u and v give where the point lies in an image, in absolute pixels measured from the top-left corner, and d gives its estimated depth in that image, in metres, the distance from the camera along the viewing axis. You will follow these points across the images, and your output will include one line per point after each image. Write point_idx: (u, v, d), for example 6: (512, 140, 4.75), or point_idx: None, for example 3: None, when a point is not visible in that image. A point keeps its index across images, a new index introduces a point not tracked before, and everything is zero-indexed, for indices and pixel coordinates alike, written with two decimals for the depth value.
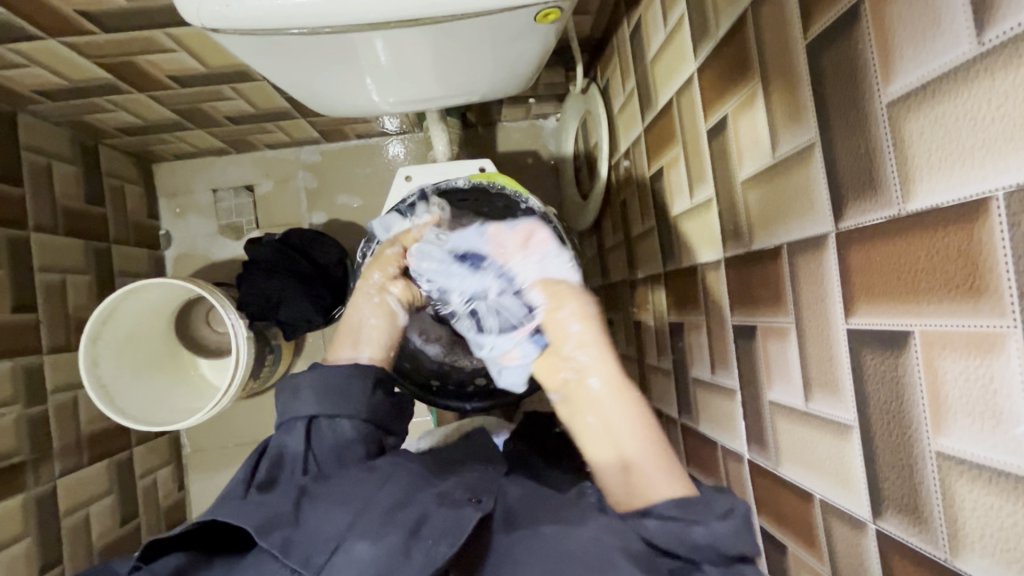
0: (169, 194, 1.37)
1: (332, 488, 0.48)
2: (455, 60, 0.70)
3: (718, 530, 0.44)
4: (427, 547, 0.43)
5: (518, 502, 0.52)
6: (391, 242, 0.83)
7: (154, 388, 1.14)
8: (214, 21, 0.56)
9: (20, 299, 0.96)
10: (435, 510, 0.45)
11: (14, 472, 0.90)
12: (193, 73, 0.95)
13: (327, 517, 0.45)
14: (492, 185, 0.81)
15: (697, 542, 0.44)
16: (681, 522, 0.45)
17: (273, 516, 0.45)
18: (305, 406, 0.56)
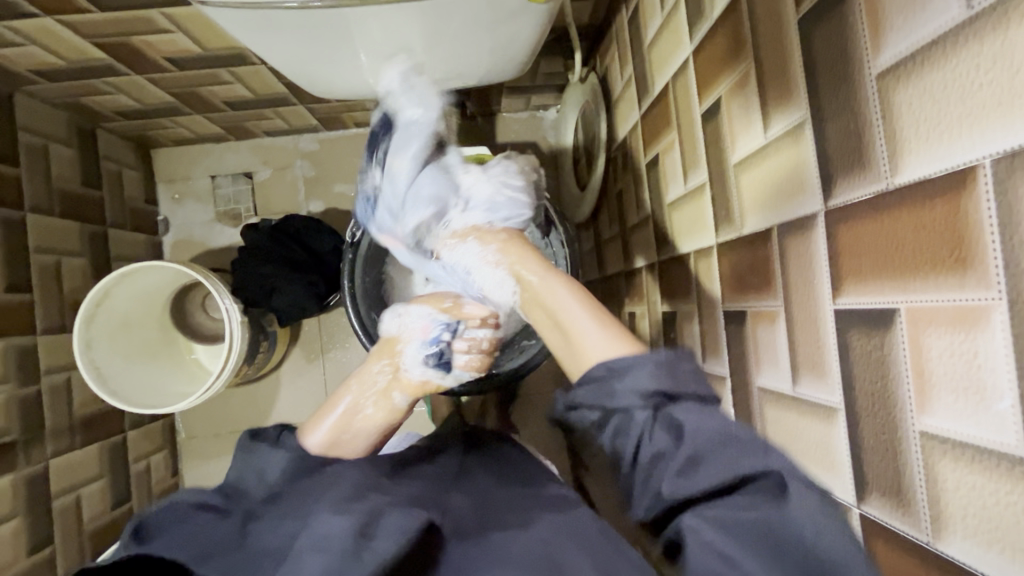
0: (167, 180, 1.37)
1: (277, 507, 0.50)
2: (449, 41, 0.69)
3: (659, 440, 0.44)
4: (377, 547, 0.42)
5: (468, 511, 0.52)
6: None
7: (148, 373, 1.14)
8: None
9: (15, 279, 0.96)
10: (382, 512, 0.45)
11: (5, 451, 0.91)
12: (191, 55, 0.95)
13: (273, 530, 0.47)
14: None
15: (622, 392, 0.47)
16: (606, 379, 0.48)
17: (210, 547, 0.46)
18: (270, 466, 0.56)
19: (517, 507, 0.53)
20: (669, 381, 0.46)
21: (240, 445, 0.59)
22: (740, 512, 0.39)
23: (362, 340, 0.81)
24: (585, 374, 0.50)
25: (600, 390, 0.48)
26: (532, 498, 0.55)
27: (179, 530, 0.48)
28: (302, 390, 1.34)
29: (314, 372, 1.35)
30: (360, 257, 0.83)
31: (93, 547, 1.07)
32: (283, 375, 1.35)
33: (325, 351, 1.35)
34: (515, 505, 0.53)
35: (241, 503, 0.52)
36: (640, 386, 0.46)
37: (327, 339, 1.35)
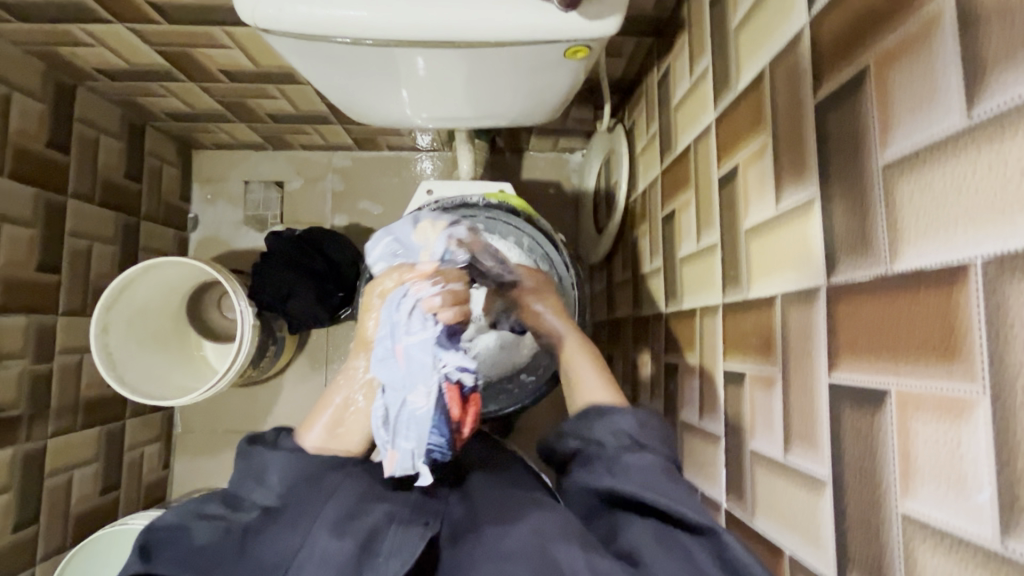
0: (203, 180, 1.43)
1: (279, 518, 0.49)
2: (486, 84, 0.73)
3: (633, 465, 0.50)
4: (382, 563, 0.46)
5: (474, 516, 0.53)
6: None
7: (157, 363, 1.16)
8: (272, 27, 0.59)
9: (47, 259, 1.00)
10: (388, 526, 0.48)
11: (9, 425, 0.93)
12: (244, 69, 1.01)
13: (276, 546, 0.47)
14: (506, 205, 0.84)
15: (599, 431, 0.55)
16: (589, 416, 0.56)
17: (213, 563, 0.46)
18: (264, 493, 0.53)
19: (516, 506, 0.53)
20: (639, 432, 0.53)
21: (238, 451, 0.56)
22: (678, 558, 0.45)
23: None
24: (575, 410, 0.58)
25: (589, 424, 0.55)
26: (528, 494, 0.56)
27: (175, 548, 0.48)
28: (302, 397, 1.36)
29: (316, 382, 1.36)
30: (377, 276, 0.85)
31: (76, 531, 1.07)
32: (286, 381, 1.36)
33: (330, 362, 1.37)
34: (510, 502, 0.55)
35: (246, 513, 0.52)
36: (616, 427, 0.54)
37: (333, 350, 1.37)
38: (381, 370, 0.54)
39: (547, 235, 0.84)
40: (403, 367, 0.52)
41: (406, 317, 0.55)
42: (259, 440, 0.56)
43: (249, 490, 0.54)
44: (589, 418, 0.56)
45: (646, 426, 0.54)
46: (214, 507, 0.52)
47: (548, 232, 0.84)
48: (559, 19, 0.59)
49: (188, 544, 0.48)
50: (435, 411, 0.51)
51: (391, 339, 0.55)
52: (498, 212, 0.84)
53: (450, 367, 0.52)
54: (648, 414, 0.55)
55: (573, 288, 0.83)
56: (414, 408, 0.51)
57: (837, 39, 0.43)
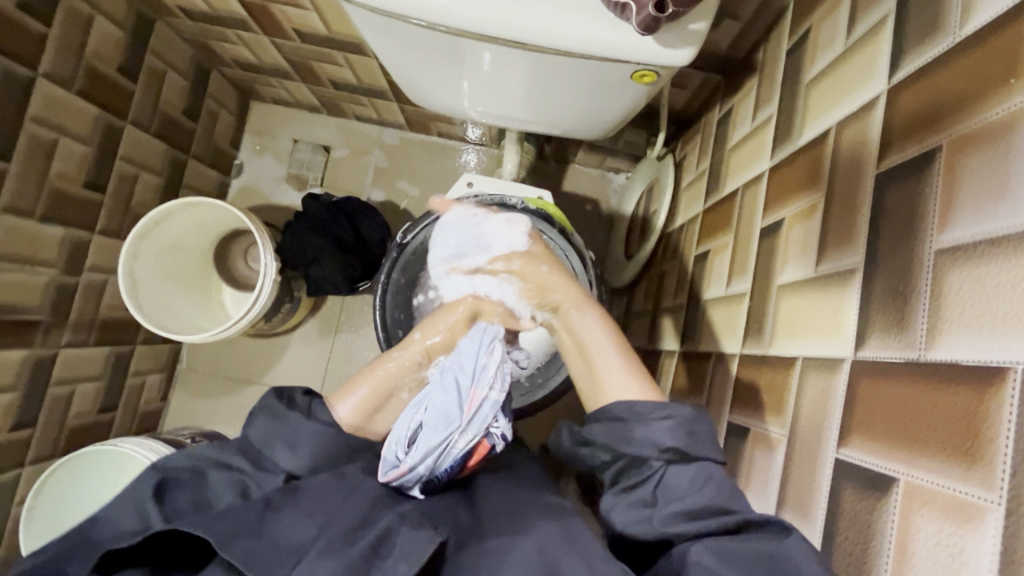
0: (255, 131, 1.47)
1: (301, 500, 0.51)
2: (547, 90, 0.73)
3: (679, 482, 0.48)
4: (390, 565, 0.45)
5: (479, 523, 0.54)
6: (432, 235, 0.86)
7: (177, 298, 1.20)
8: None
9: (96, 179, 1.03)
10: (398, 528, 0.48)
11: (27, 328, 0.95)
12: (316, 33, 1.03)
13: (289, 526, 0.48)
14: (542, 214, 0.84)
15: (637, 440, 0.50)
16: (626, 423, 0.51)
17: (231, 528, 0.46)
18: (286, 459, 0.56)
19: (520, 516, 0.55)
20: (686, 438, 0.48)
21: (263, 405, 0.58)
22: (742, 548, 0.42)
23: (378, 333, 0.85)
24: (604, 413, 0.53)
25: (615, 435, 0.51)
26: (535, 507, 0.58)
27: (194, 495, 0.51)
28: (305, 359, 1.38)
29: (321, 347, 1.38)
30: (402, 258, 0.86)
31: (67, 443, 1.10)
32: (294, 340, 1.39)
33: (339, 330, 1.39)
34: (519, 512, 0.56)
35: (265, 474, 0.54)
36: (657, 439, 0.49)
37: (344, 319, 1.39)
38: (436, 393, 0.67)
39: (578, 250, 0.84)
40: (464, 410, 0.65)
41: (492, 368, 0.68)
42: (292, 405, 0.58)
43: (276, 452, 0.56)
44: (617, 420, 0.52)
45: (694, 430, 0.49)
46: (236, 463, 0.54)
47: (580, 248, 0.83)
48: (634, 41, 0.59)
49: (193, 503, 0.51)
50: (463, 456, 0.63)
51: (467, 379, 0.68)
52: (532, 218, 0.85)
53: (497, 432, 0.66)
54: (692, 415, 0.49)
55: None
56: (455, 445, 0.62)
57: (912, 110, 0.42)
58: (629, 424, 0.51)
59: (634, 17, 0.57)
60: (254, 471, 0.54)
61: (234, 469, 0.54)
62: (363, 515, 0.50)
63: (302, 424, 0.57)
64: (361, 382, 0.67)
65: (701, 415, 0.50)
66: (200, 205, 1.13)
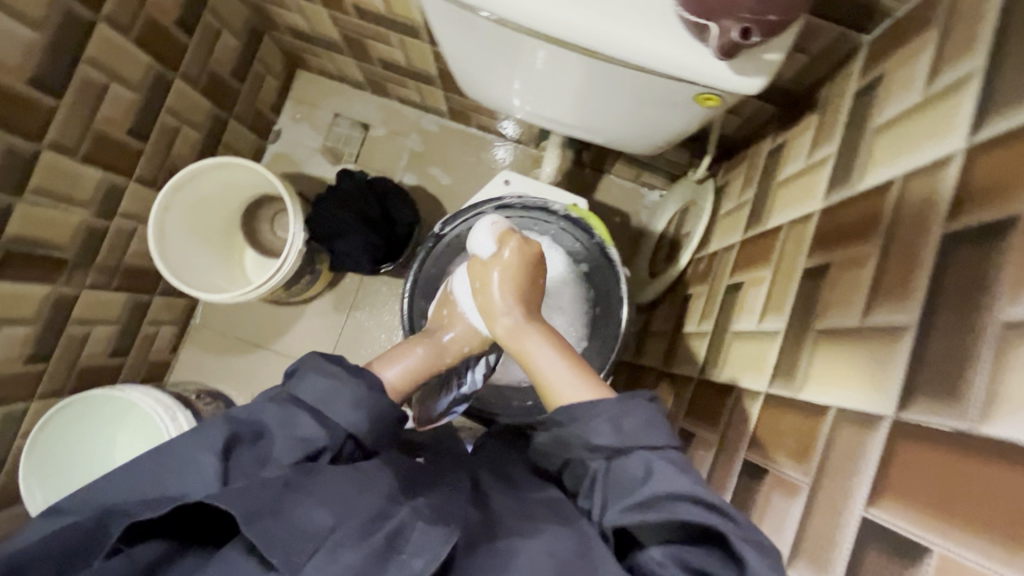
0: (297, 100, 1.47)
1: (323, 479, 0.52)
2: (603, 99, 0.72)
3: (631, 468, 0.52)
4: (403, 561, 0.47)
5: (488, 520, 0.58)
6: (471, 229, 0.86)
7: (200, 255, 1.21)
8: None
9: (140, 127, 1.04)
10: (413, 522, 0.50)
11: (53, 265, 0.96)
12: (376, 11, 1.03)
13: (307, 512, 0.48)
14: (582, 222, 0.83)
15: (575, 442, 0.56)
16: (565, 426, 0.57)
17: (257, 504, 0.47)
18: (342, 422, 0.57)
19: (531, 518, 0.58)
20: (622, 433, 0.53)
21: (314, 367, 0.59)
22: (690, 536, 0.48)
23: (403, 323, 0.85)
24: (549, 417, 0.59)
25: (556, 437, 0.58)
26: (547, 510, 0.60)
27: (256, 453, 0.54)
28: (317, 332, 1.38)
29: (334, 321, 1.39)
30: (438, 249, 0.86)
31: (75, 382, 1.11)
32: (308, 311, 1.39)
33: (354, 308, 1.39)
34: (529, 516, 0.59)
35: (325, 440, 0.55)
36: (592, 440, 0.54)
37: (360, 298, 1.39)
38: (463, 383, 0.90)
39: (615, 265, 0.83)
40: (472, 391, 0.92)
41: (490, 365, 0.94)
42: (343, 368, 0.59)
43: (334, 409, 0.57)
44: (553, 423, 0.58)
45: (626, 423, 0.53)
46: (303, 421, 0.55)
47: (617, 262, 0.83)
48: (704, 62, 0.58)
49: (255, 464, 0.53)
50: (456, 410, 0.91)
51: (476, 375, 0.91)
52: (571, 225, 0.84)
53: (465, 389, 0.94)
54: (618, 409, 0.54)
55: (619, 323, 0.83)
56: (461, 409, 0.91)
57: (991, 176, 0.41)
58: (566, 426, 0.57)
59: (712, 42, 0.56)
60: (315, 435, 0.55)
61: (284, 426, 0.55)
62: (379, 508, 0.51)
63: (360, 392, 0.58)
64: (406, 353, 0.73)
65: (630, 406, 0.54)
66: (234, 165, 1.14)
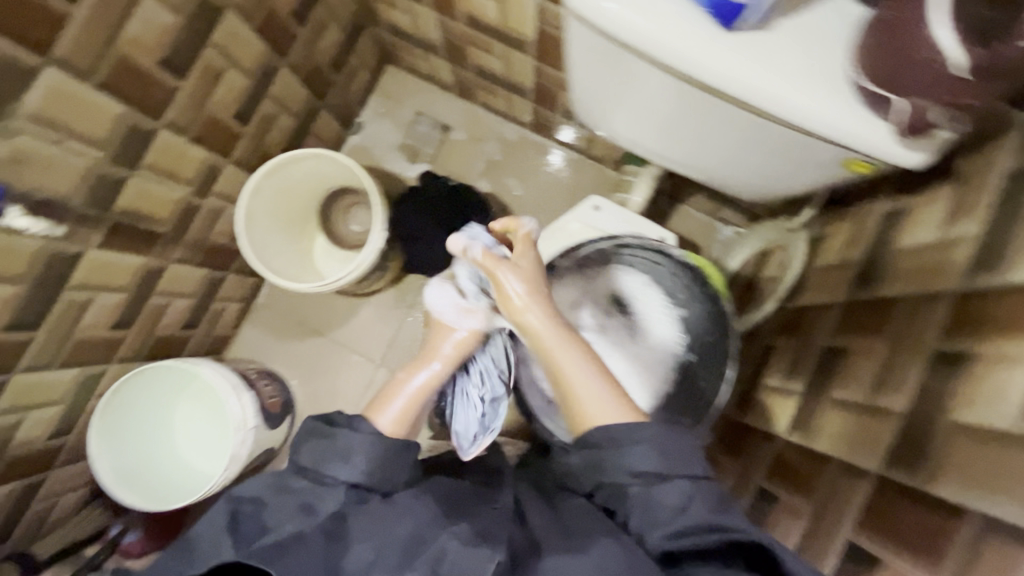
0: (382, 95, 1.48)
1: (358, 520, 0.54)
2: (732, 146, 0.72)
3: (668, 495, 0.57)
4: None
5: (534, 538, 0.56)
6: (584, 262, 0.87)
7: (278, 240, 1.23)
8: (614, 28, 0.57)
9: (245, 111, 1.05)
10: (451, 546, 0.52)
11: (149, 238, 0.98)
12: (489, 21, 1.03)
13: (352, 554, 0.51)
14: (698, 271, 0.83)
15: (616, 468, 0.60)
16: (608, 448, 0.60)
17: None
18: (344, 471, 0.58)
19: (576, 534, 0.56)
20: (663, 463, 0.58)
21: (307, 430, 0.61)
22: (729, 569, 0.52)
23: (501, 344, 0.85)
24: (587, 438, 0.62)
25: (590, 458, 0.62)
26: (589, 522, 0.59)
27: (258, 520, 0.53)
28: (376, 326, 1.40)
29: (394, 318, 1.40)
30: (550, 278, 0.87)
31: (149, 350, 1.14)
32: (370, 305, 1.41)
33: (415, 307, 1.40)
34: (578, 526, 0.58)
35: (331, 487, 0.57)
36: (636, 464, 0.59)
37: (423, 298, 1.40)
38: None
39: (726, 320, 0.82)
40: None
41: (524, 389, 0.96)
42: (330, 425, 0.61)
43: (336, 469, 0.58)
44: (592, 446, 0.61)
45: (666, 453, 0.58)
46: (300, 484, 0.57)
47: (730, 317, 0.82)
48: (866, 131, 0.57)
49: (260, 527, 0.53)
50: None
51: None
52: (685, 272, 0.84)
53: None
54: (661, 436, 0.59)
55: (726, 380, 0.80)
56: None
57: None
58: (608, 449, 0.60)
59: (901, 116, 0.55)
60: (319, 489, 0.56)
61: (286, 492, 0.56)
62: (417, 530, 0.53)
63: (354, 435, 0.60)
64: (392, 400, 0.72)
65: (671, 434, 0.59)
66: (324, 157, 1.15)
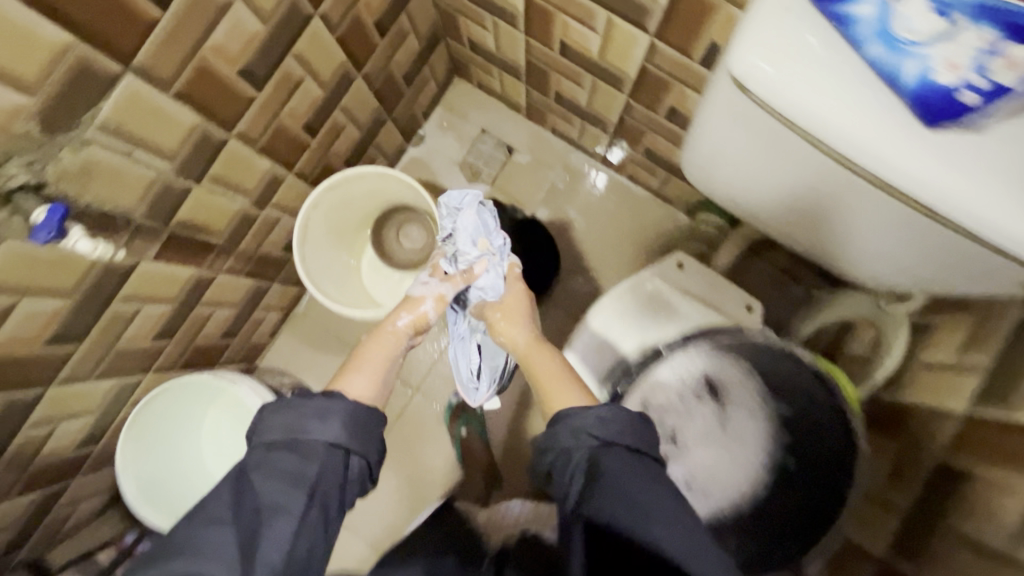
0: (448, 108, 1.42)
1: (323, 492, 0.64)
2: (882, 236, 0.68)
3: (590, 423, 0.68)
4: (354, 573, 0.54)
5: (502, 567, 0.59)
6: (716, 350, 0.87)
7: (331, 254, 1.17)
8: (796, 112, 0.55)
9: (315, 122, 0.99)
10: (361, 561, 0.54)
11: (204, 249, 0.93)
12: (585, 53, 0.95)
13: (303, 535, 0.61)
14: (834, 386, 0.82)
15: (580, 444, 0.67)
16: (588, 430, 0.67)
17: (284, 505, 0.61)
18: (324, 432, 0.67)
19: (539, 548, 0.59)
20: (609, 430, 0.66)
21: (274, 408, 0.68)
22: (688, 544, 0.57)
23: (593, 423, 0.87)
24: (578, 415, 0.69)
25: (578, 438, 0.67)
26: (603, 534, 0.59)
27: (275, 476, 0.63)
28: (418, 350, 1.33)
29: None
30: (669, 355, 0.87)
31: (187, 359, 1.09)
32: None
33: None
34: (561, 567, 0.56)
35: (309, 448, 0.66)
36: (592, 429, 0.67)
37: None
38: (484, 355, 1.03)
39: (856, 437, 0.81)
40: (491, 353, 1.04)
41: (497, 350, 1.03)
42: (298, 403, 0.68)
43: (308, 428, 0.67)
44: (581, 428, 0.68)
45: (608, 421, 0.67)
46: (287, 450, 0.65)
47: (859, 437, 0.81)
48: None
49: (271, 484, 0.62)
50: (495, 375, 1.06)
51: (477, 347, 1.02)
52: (813, 377, 0.84)
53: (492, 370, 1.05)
54: (616, 414, 0.68)
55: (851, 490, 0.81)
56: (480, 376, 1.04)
57: None
58: (565, 423, 0.70)
59: None
60: (300, 447, 0.66)
61: (275, 452, 0.65)
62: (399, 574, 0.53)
63: (329, 405, 0.69)
64: (370, 350, 0.86)
65: (618, 416, 0.67)
66: (390, 174, 1.09)
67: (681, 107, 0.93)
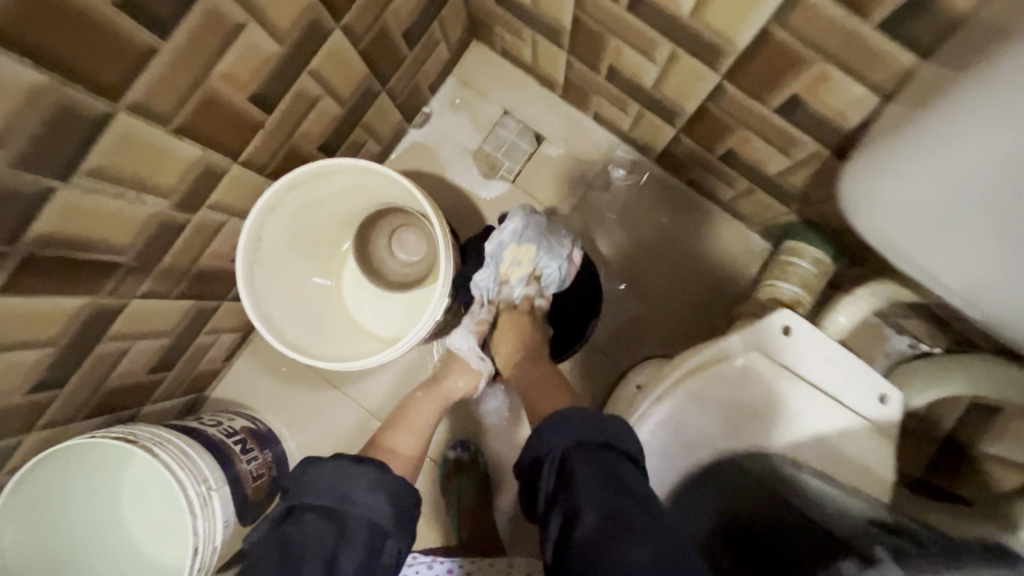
0: (462, 81, 1.10)
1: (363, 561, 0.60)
2: None
3: (565, 429, 0.62)
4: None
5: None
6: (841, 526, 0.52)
7: (298, 271, 0.89)
8: None
9: (268, 91, 0.68)
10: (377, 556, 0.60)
11: (97, 271, 0.64)
12: (669, 8, 0.64)
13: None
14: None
15: (559, 442, 0.61)
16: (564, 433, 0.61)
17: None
18: (369, 506, 0.63)
19: None
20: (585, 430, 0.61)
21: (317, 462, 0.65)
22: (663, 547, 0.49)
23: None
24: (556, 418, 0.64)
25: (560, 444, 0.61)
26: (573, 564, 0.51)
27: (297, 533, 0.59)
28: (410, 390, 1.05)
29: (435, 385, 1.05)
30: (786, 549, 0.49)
31: (97, 405, 0.81)
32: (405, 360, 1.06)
33: None
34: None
35: (347, 518, 0.62)
36: (567, 434, 0.61)
37: None
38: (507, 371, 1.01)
39: None
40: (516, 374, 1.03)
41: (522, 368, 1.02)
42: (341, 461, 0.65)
43: (352, 496, 0.63)
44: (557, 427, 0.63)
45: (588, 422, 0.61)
46: (319, 516, 0.61)
47: None
48: None
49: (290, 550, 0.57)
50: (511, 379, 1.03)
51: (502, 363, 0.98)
52: None
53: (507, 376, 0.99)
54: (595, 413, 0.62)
55: None
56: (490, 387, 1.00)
57: None
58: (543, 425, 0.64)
59: None
60: (336, 513, 0.62)
61: (301, 525, 0.60)
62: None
63: (370, 471, 0.66)
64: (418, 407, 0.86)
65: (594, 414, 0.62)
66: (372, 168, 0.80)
67: (811, 97, 0.62)
